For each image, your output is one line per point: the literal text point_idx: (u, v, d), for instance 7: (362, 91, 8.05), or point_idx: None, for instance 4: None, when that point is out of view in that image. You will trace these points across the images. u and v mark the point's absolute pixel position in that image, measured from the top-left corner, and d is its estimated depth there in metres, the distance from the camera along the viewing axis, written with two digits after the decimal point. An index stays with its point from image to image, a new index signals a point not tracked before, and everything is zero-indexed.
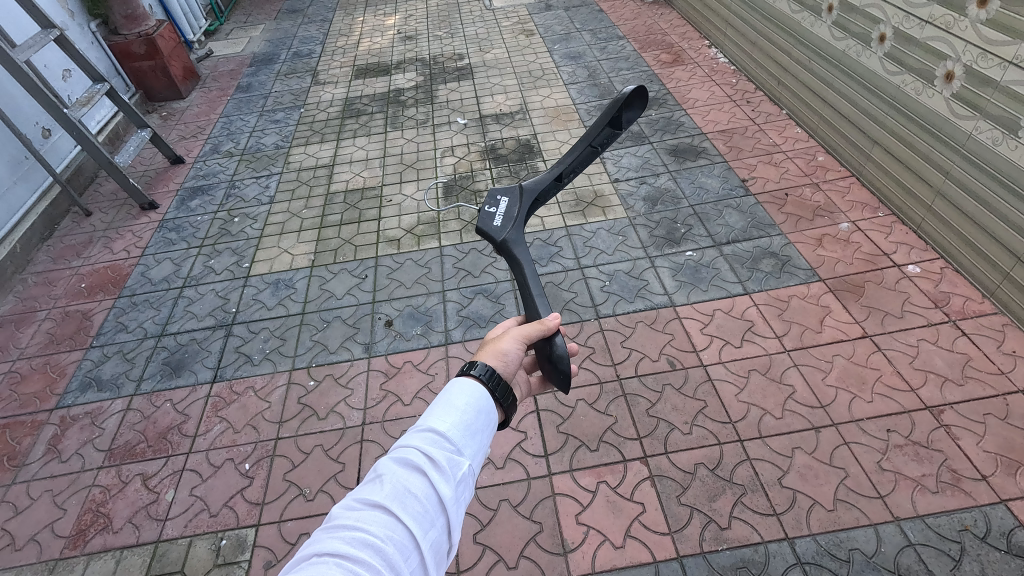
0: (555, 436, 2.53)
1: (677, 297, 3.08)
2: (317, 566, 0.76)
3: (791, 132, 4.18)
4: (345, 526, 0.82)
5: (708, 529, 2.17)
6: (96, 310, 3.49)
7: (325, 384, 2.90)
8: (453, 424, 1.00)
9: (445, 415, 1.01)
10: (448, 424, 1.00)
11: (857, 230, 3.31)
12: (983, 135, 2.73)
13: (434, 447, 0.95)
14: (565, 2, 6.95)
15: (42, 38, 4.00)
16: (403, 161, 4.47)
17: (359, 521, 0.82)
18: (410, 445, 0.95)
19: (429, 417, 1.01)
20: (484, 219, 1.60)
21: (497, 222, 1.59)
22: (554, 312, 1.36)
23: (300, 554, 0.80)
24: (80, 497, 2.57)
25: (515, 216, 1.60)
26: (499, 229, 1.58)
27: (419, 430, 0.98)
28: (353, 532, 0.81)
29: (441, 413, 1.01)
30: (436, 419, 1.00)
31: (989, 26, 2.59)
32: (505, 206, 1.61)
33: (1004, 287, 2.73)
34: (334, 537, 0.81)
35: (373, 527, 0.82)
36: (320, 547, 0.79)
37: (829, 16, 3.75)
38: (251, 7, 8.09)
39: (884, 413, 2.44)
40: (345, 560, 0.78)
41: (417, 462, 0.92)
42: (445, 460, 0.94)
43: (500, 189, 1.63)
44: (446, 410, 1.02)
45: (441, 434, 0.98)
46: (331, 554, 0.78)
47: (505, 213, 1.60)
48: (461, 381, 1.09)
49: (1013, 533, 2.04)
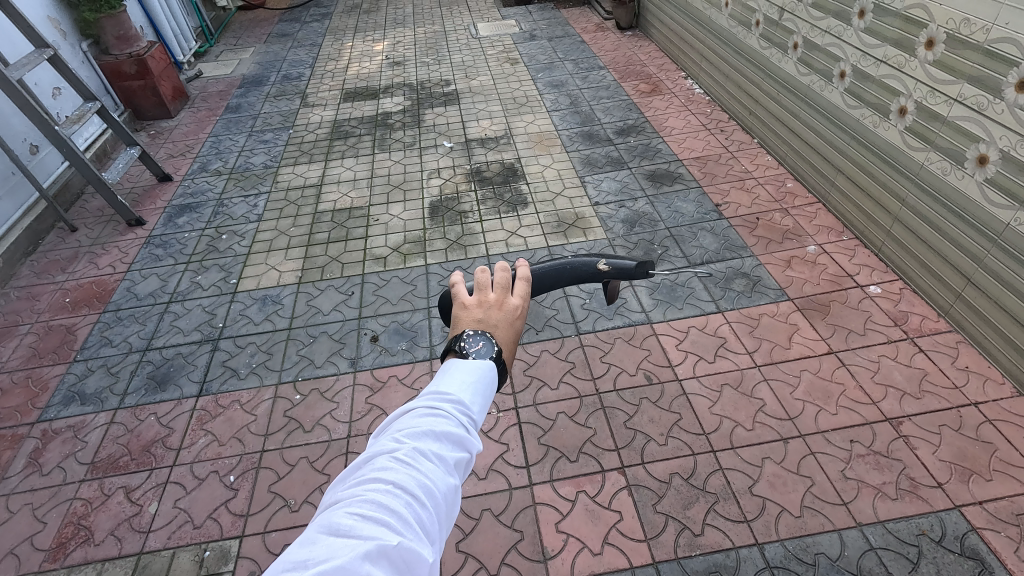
0: (536, 448, 2.61)
1: (654, 315, 3.21)
2: (391, 499, 0.90)
3: (762, 160, 4.40)
4: (410, 467, 0.96)
5: (682, 536, 2.26)
6: (80, 324, 3.50)
7: (311, 398, 2.95)
8: (485, 398, 1.17)
9: (480, 389, 1.17)
10: (481, 398, 1.16)
11: (824, 253, 3.50)
12: (934, 165, 2.93)
13: (472, 418, 1.12)
14: (549, 33, 7.23)
15: (36, 58, 4.06)
16: (391, 182, 4.59)
17: (424, 470, 0.96)
18: (454, 410, 1.10)
19: (468, 383, 1.16)
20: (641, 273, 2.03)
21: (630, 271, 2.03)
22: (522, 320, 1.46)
23: (369, 479, 0.93)
24: (61, 510, 2.56)
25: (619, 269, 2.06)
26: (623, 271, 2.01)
27: (462, 396, 1.13)
28: (418, 477, 0.95)
29: (478, 387, 1.17)
30: (474, 390, 1.16)
31: (935, 66, 2.82)
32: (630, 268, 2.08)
33: (957, 307, 2.91)
34: (403, 476, 0.94)
35: (433, 478, 0.96)
36: (393, 480, 0.92)
37: (794, 53, 4.00)
38: (242, 30, 8.24)
39: (847, 424, 2.58)
40: (412, 502, 0.92)
41: (461, 428, 1.08)
42: (480, 431, 1.11)
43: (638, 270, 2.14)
44: (482, 385, 1.18)
45: (477, 405, 1.14)
46: (400, 491, 0.92)
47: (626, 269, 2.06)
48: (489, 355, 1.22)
49: (967, 537, 2.17)
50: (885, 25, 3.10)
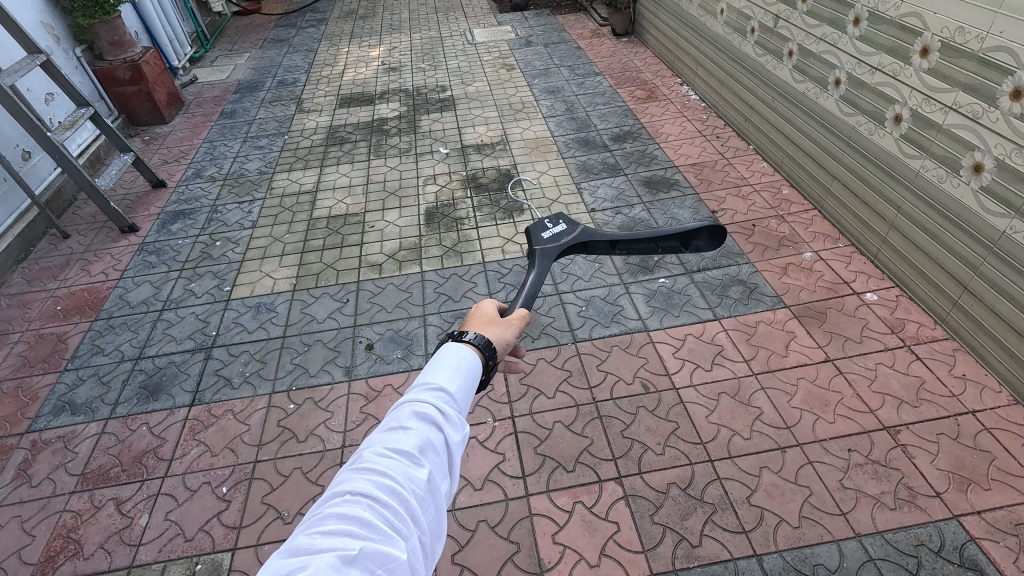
0: (532, 458, 2.59)
1: (651, 322, 3.20)
2: (350, 506, 0.86)
3: (758, 166, 4.41)
4: (371, 470, 0.92)
5: (680, 547, 2.24)
6: (71, 332, 3.47)
7: (305, 407, 2.91)
8: (455, 382, 1.13)
9: (449, 373, 1.14)
10: (450, 380, 1.13)
11: (820, 260, 3.49)
12: (930, 173, 2.94)
13: (444, 404, 1.08)
14: (545, 39, 7.25)
15: (29, 63, 4.02)
16: (386, 189, 4.57)
17: (386, 469, 0.92)
18: (419, 398, 1.07)
19: (432, 374, 1.14)
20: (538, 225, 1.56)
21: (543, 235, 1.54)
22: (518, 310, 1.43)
23: (330, 492, 0.90)
24: (50, 523, 2.52)
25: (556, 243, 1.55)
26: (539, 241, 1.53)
27: (431, 385, 1.10)
28: (379, 477, 0.91)
29: (449, 373, 1.14)
30: (444, 378, 1.13)
31: (930, 74, 2.83)
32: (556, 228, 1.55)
33: (954, 314, 2.91)
34: (363, 481, 0.90)
35: (396, 476, 0.92)
36: (352, 487, 0.88)
37: (790, 61, 4.01)
38: (238, 35, 8.22)
39: (845, 433, 2.56)
40: (375, 504, 0.87)
41: (429, 417, 1.04)
42: (452, 415, 1.07)
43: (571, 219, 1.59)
44: (453, 370, 1.15)
45: (447, 391, 1.11)
46: (361, 495, 0.88)
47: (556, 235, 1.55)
48: (454, 345, 1.21)
49: (965, 547, 2.15)
50: (880, 33, 3.11)
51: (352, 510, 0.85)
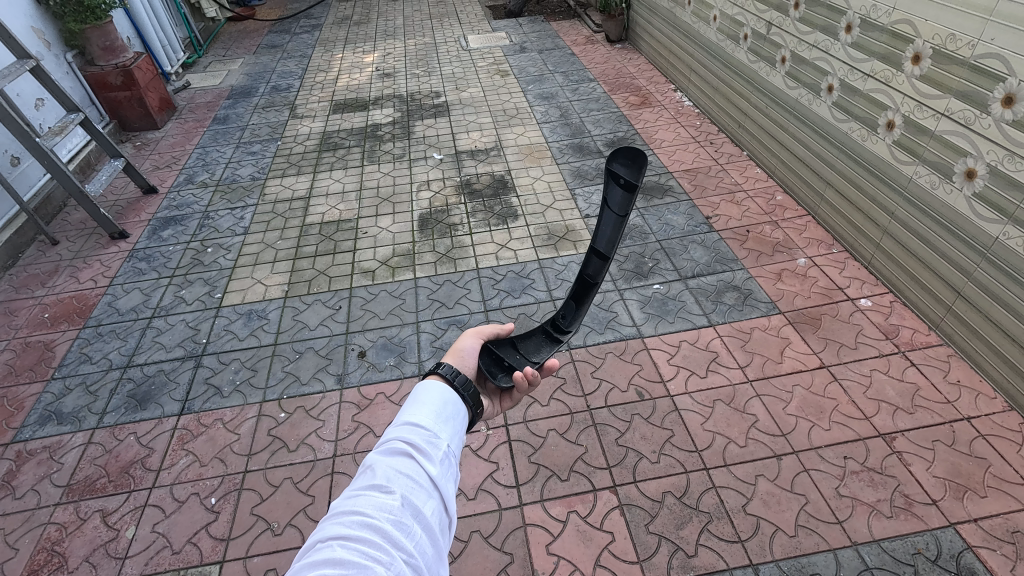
0: (526, 467, 2.56)
1: (645, 328, 3.18)
2: (322, 551, 0.82)
3: (752, 172, 4.41)
4: (342, 512, 0.89)
5: (675, 557, 2.21)
6: (58, 340, 3.41)
7: (296, 416, 2.88)
8: (428, 414, 1.13)
9: (420, 410, 1.14)
10: (422, 415, 1.13)
11: (814, 266, 3.49)
12: (923, 179, 2.94)
13: (414, 434, 1.07)
14: (539, 45, 7.26)
15: (18, 68, 3.99)
16: (379, 195, 4.54)
17: (357, 508, 0.90)
18: (391, 437, 1.06)
19: (404, 414, 1.13)
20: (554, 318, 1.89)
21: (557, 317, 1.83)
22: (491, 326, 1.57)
23: (305, 549, 0.87)
24: (34, 536, 2.47)
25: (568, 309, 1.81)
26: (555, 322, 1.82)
27: (400, 423, 1.10)
28: (351, 516, 0.88)
29: (418, 408, 1.14)
30: (413, 414, 1.13)
31: (923, 81, 2.83)
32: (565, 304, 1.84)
33: (948, 320, 2.91)
34: (335, 524, 0.87)
35: (368, 510, 0.89)
36: (321, 534, 0.86)
37: (783, 67, 4.02)
38: (231, 41, 8.20)
39: (841, 440, 2.55)
40: (347, 542, 0.84)
41: (399, 451, 1.02)
42: (426, 443, 1.05)
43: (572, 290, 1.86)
44: (421, 405, 1.15)
45: (418, 424, 1.10)
46: (333, 539, 0.84)
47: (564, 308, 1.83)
48: (427, 381, 1.22)
49: (962, 556, 2.14)
50: (872, 40, 3.13)
51: (322, 553, 0.81)
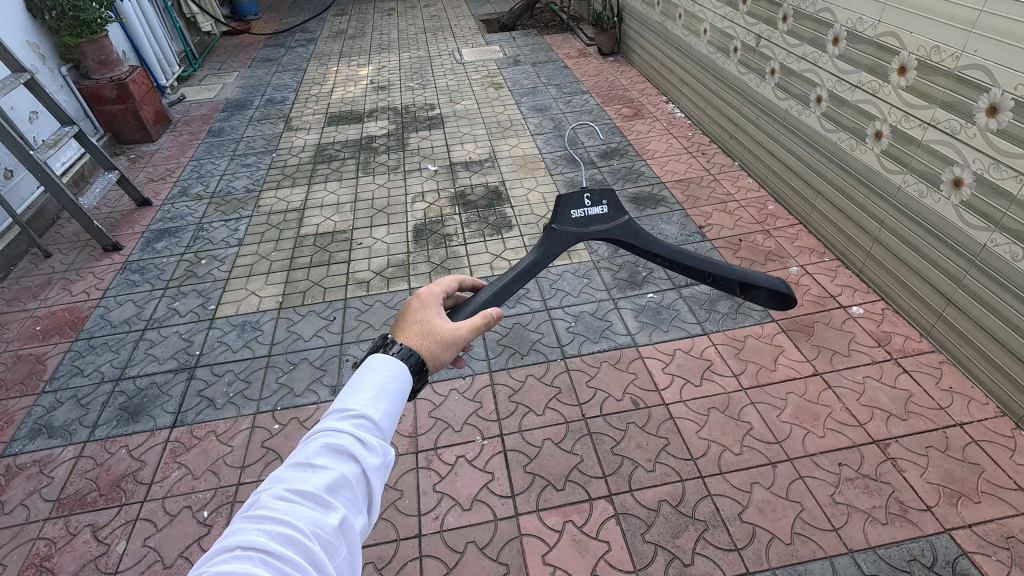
0: (521, 477, 2.55)
1: (639, 338, 3.19)
2: (240, 563, 0.81)
3: (743, 182, 4.46)
4: (269, 518, 0.88)
5: (672, 566, 2.20)
6: (50, 353, 3.39)
7: (290, 427, 2.86)
8: (376, 407, 1.12)
9: (372, 397, 1.12)
10: (371, 406, 1.11)
11: (806, 274, 3.52)
12: (911, 188, 2.99)
13: (358, 432, 1.06)
14: (532, 58, 7.34)
15: (12, 82, 3.99)
16: (374, 206, 4.56)
17: (287, 517, 0.88)
18: (334, 428, 1.04)
19: (352, 399, 1.11)
20: (577, 200, 1.71)
21: (578, 215, 1.73)
22: (473, 328, 1.37)
23: (217, 548, 0.84)
24: (22, 552, 2.43)
25: (589, 225, 1.73)
26: (571, 221, 1.72)
27: (346, 412, 1.08)
28: (277, 526, 0.87)
29: (367, 394, 1.12)
30: (362, 403, 1.11)
31: (909, 91, 2.88)
32: (596, 212, 1.73)
33: (939, 327, 2.93)
34: (256, 532, 0.85)
35: (297, 522, 0.88)
36: (241, 541, 0.83)
37: (772, 79, 4.08)
38: (227, 54, 8.25)
39: (835, 447, 2.55)
40: (270, 557, 0.83)
41: (340, 451, 1.01)
42: (368, 445, 1.05)
43: (615, 203, 1.73)
44: (371, 390, 1.13)
45: (364, 417, 1.08)
46: (254, 550, 0.83)
47: (590, 217, 1.73)
48: (385, 362, 1.19)
49: (957, 561, 2.14)
50: (858, 52, 3.18)
51: (241, 566, 0.80)
